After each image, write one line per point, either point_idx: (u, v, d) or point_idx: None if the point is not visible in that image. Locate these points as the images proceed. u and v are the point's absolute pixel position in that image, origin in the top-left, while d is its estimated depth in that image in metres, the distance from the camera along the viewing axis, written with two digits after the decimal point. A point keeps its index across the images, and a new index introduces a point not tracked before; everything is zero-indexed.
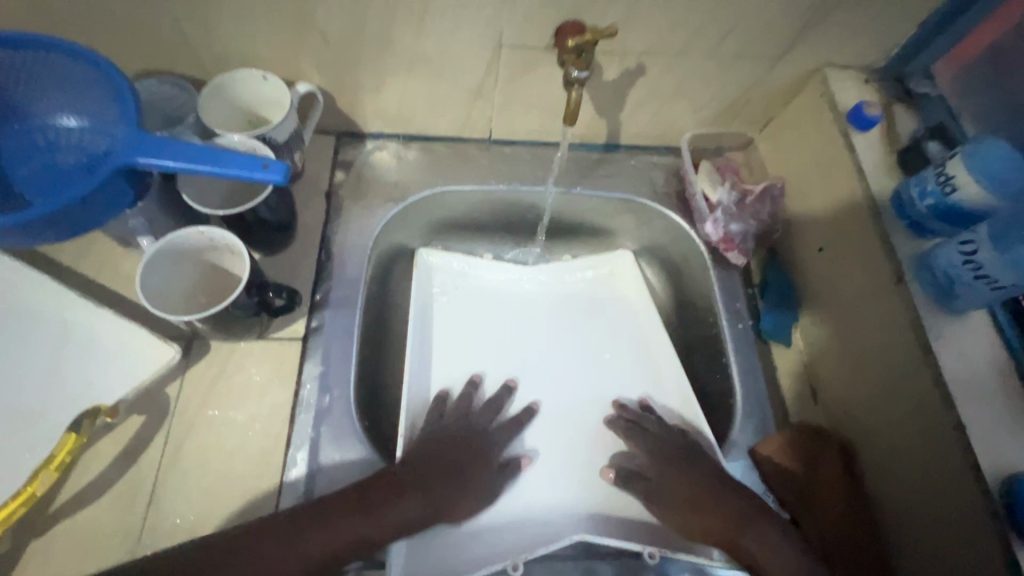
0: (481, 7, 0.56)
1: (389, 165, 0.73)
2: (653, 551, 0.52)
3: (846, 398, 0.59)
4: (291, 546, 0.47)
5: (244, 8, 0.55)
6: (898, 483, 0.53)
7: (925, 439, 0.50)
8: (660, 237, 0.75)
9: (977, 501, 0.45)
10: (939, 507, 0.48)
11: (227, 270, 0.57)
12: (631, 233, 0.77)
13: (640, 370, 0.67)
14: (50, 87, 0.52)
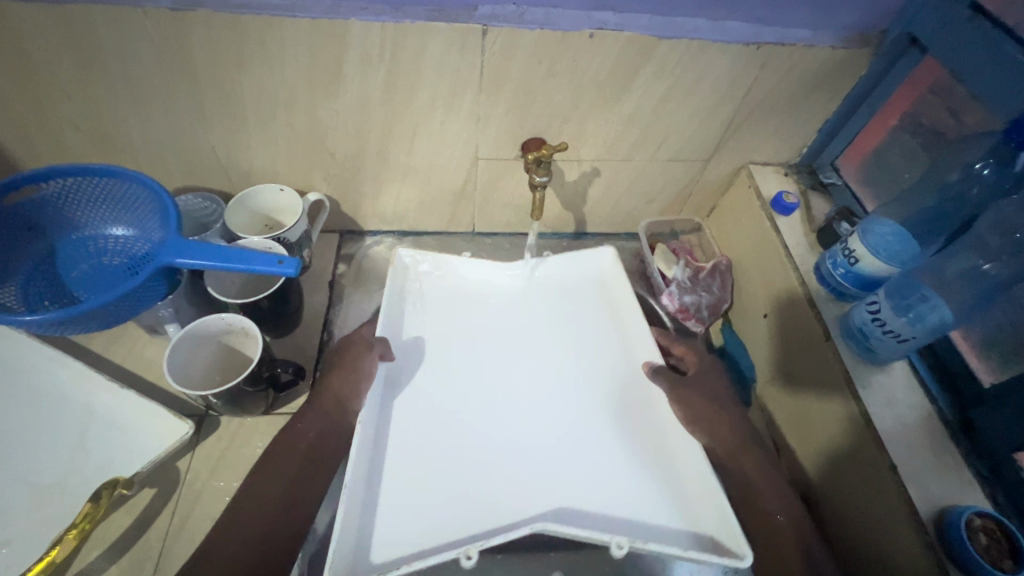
0: (460, 131, 0.70)
1: (386, 257, 0.84)
2: (620, 540, 0.48)
3: (804, 446, 0.65)
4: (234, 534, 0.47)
5: (270, 137, 0.68)
6: (849, 505, 0.58)
7: (865, 463, 0.55)
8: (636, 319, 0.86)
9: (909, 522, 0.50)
10: (883, 520, 0.53)
11: (241, 351, 0.64)
12: None
13: (612, 343, 0.69)
14: (108, 206, 0.63)
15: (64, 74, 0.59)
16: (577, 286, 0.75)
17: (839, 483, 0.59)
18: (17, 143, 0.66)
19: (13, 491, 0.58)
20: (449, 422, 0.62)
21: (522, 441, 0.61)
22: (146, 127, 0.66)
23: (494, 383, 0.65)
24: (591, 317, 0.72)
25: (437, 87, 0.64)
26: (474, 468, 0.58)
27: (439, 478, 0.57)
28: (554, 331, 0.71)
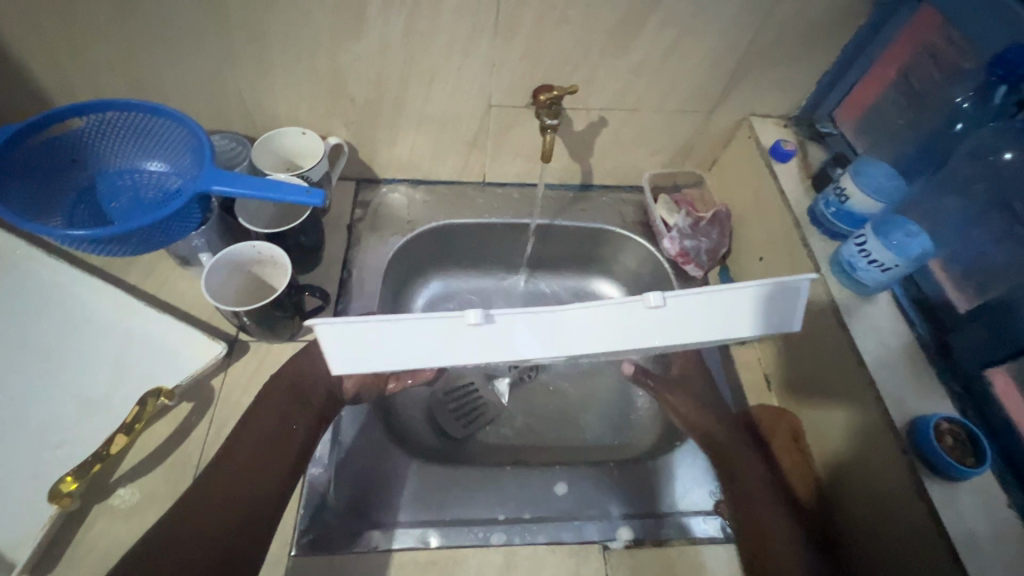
0: (475, 77, 0.73)
1: (401, 204, 0.88)
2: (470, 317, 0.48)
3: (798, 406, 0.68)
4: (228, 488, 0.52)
5: (293, 81, 0.72)
6: (858, 500, 0.59)
7: (871, 440, 0.57)
8: (639, 265, 0.91)
9: (900, 462, 0.53)
10: (892, 518, 0.54)
11: (269, 280, 0.69)
12: (622, 262, 0.92)
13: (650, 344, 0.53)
14: (144, 140, 0.66)
15: (102, 12, 0.62)
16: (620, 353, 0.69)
17: (862, 473, 0.58)
18: (52, 80, 0.69)
19: (60, 402, 0.62)
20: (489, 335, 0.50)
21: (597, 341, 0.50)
22: (177, 68, 0.69)
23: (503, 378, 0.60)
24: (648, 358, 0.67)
25: (455, 32, 0.67)
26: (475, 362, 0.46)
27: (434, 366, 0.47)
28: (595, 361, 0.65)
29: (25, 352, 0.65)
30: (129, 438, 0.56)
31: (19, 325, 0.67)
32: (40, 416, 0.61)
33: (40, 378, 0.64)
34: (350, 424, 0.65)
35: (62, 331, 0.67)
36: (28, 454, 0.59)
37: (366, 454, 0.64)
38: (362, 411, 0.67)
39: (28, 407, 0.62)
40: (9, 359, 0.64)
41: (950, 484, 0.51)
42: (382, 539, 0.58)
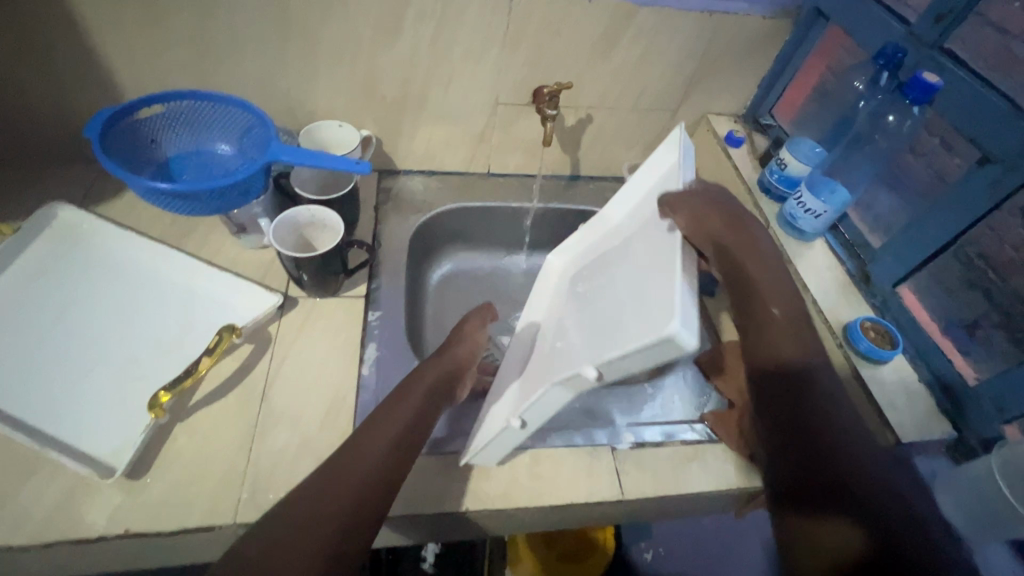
0: (486, 80, 0.89)
1: (418, 189, 1.01)
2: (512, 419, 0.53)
3: None
4: (379, 438, 0.56)
5: (334, 82, 0.86)
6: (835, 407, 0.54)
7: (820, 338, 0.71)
8: None
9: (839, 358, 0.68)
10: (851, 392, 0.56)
11: (318, 242, 0.80)
12: None
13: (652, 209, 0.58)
14: (216, 126, 0.78)
15: (184, 20, 0.75)
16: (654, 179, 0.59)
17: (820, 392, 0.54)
18: (129, 78, 0.81)
19: (140, 343, 0.71)
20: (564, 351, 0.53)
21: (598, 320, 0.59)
22: (237, 67, 0.82)
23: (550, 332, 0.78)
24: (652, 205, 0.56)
25: (472, 41, 0.83)
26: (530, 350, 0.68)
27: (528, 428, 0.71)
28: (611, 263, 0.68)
29: (102, 305, 0.74)
30: (212, 361, 0.66)
31: (94, 284, 0.76)
32: (123, 354, 0.70)
33: (118, 324, 0.73)
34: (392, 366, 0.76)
35: (135, 288, 0.76)
36: (116, 383, 0.67)
37: None
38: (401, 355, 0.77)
39: (109, 347, 0.70)
40: (89, 311, 0.73)
41: (874, 368, 0.67)
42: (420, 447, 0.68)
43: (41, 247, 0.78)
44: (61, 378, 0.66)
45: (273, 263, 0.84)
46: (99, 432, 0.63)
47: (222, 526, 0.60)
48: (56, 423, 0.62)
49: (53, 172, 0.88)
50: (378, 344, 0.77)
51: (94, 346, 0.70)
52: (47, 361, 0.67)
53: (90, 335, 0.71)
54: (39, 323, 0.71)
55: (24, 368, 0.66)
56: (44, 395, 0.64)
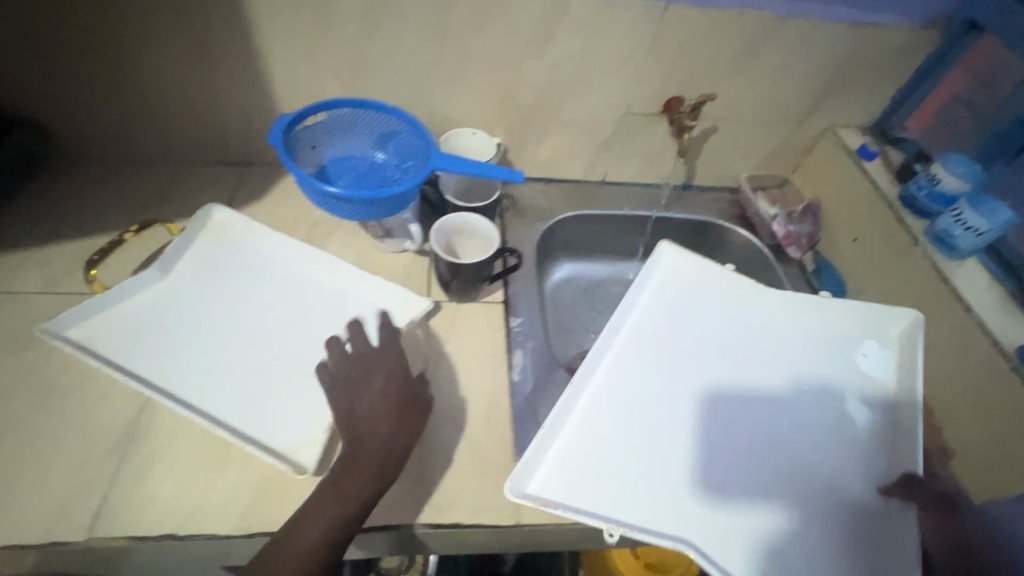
0: (621, 90, 0.89)
1: (537, 196, 1.02)
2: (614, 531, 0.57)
3: None
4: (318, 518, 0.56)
5: (473, 91, 0.87)
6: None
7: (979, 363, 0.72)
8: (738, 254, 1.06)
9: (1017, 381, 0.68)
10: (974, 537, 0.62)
11: (467, 248, 0.82)
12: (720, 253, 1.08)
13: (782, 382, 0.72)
14: (375, 135, 0.80)
15: (347, 30, 0.77)
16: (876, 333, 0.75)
17: None
18: (283, 85, 0.84)
19: (301, 340, 0.75)
20: (659, 466, 0.63)
21: (822, 439, 0.68)
22: (386, 76, 0.84)
23: (693, 363, 0.72)
24: (885, 358, 0.73)
25: (616, 53, 0.84)
26: (709, 432, 0.67)
27: (605, 465, 0.63)
28: (845, 348, 0.74)
29: (263, 304, 0.78)
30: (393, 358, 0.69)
31: (254, 284, 0.79)
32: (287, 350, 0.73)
33: (279, 322, 0.76)
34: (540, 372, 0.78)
35: (291, 289, 0.79)
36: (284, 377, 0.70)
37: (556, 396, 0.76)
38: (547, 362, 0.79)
39: (272, 342, 0.74)
40: (248, 314, 0.76)
41: None
42: None
43: (202, 247, 0.81)
44: (228, 370, 0.70)
45: (415, 267, 0.86)
46: (274, 424, 0.66)
47: (404, 526, 0.62)
48: (233, 412, 0.67)
49: (206, 174, 0.93)
50: (523, 350, 0.79)
51: (257, 341, 0.74)
52: (212, 354, 0.71)
53: (252, 331, 0.75)
54: (207, 318, 0.75)
55: (193, 362, 0.70)
56: (219, 386, 0.68)
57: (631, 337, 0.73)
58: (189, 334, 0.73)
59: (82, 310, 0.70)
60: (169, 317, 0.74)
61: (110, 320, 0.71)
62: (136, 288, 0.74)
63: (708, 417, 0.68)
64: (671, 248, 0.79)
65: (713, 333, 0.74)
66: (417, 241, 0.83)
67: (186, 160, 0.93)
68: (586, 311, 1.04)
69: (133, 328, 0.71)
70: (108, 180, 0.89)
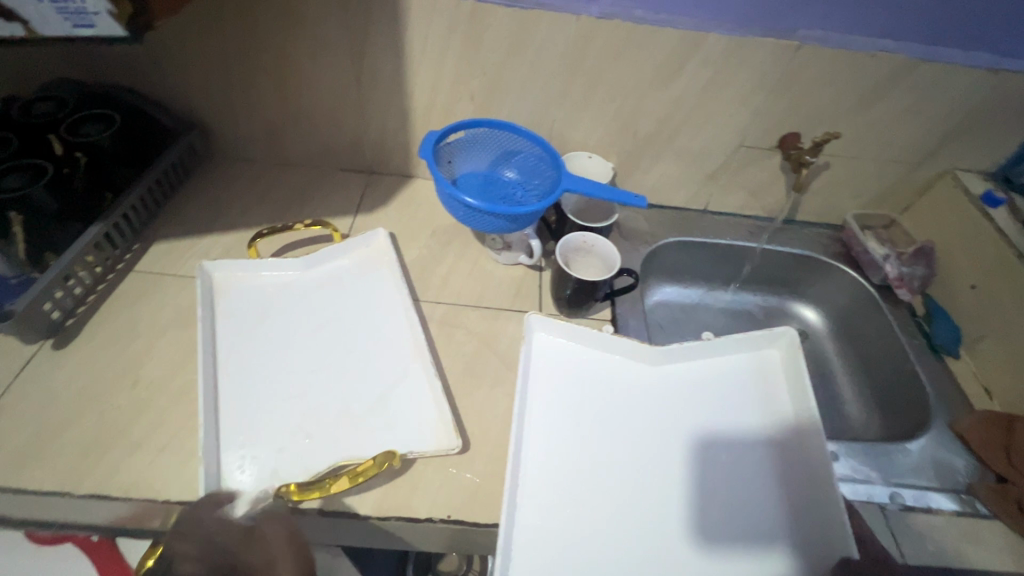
0: (739, 124, 0.91)
1: (640, 220, 1.04)
2: None
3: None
4: None
5: (594, 117, 0.92)
6: None
7: None
8: (839, 292, 1.05)
9: None
10: None
11: (584, 266, 0.87)
12: (819, 289, 1.08)
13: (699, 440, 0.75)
14: (504, 156, 0.86)
15: (489, 57, 0.83)
16: (757, 363, 0.82)
17: None
18: (420, 104, 0.91)
19: (343, 404, 0.72)
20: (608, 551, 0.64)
21: (759, 496, 0.70)
22: (516, 99, 0.89)
23: (610, 430, 0.74)
24: (775, 387, 0.79)
25: (741, 88, 0.86)
26: (652, 498, 0.69)
27: (551, 530, 0.64)
28: (760, 403, 0.78)
29: (343, 350, 0.78)
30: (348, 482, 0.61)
31: (353, 322, 0.82)
32: (324, 410, 0.71)
33: (339, 374, 0.75)
34: None
35: (383, 339, 0.80)
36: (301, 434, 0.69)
37: None
38: None
39: (319, 389, 0.73)
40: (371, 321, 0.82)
41: None
42: None
43: (346, 263, 0.89)
44: (248, 396, 0.72)
45: (527, 282, 0.90)
46: (262, 477, 0.65)
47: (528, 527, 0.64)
48: (237, 439, 0.67)
49: (337, 181, 1.01)
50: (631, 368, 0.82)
51: (305, 382, 0.74)
52: (269, 361, 0.76)
53: (307, 365, 0.76)
54: (289, 330, 0.80)
55: (238, 370, 0.74)
56: (236, 410, 0.70)
57: (544, 393, 0.77)
58: (247, 345, 0.77)
59: (226, 264, 0.84)
60: (286, 300, 0.83)
61: (243, 285, 0.84)
62: (275, 267, 0.85)
63: (657, 467, 0.71)
64: (538, 320, 0.81)
65: (628, 401, 0.77)
66: (535, 256, 0.88)
67: (320, 168, 1.03)
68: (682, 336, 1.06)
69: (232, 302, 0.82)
70: (251, 184, 0.99)
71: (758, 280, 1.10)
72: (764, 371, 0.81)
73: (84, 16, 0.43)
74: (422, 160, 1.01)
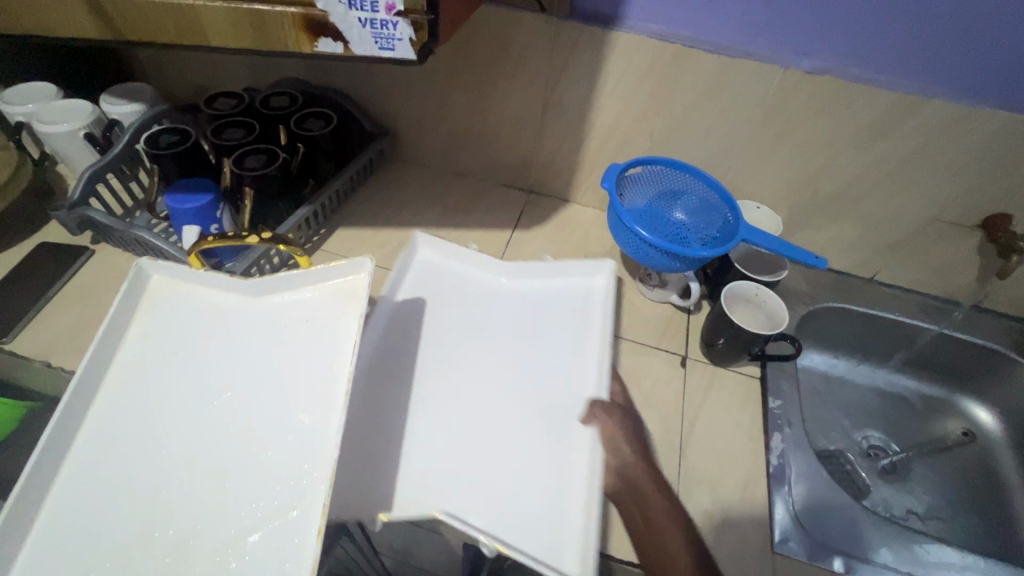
0: (937, 195, 0.85)
1: (797, 279, 0.99)
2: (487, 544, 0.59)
3: None
4: None
5: (772, 169, 0.90)
6: None
7: None
8: None
9: None
10: None
11: (744, 316, 0.85)
12: (999, 392, 0.96)
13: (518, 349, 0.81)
14: (674, 194, 0.87)
15: (680, 101, 0.85)
16: (580, 291, 0.88)
17: None
18: (597, 135, 0.94)
19: (182, 521, 0.53)
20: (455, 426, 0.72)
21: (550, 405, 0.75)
22: (694, 141, 0.90)
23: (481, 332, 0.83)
24: (589, 310, 0.85)
25: (950, 159, 0.80)
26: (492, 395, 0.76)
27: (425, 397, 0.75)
28: (560, 321, 0.84)
29: (213, 427, 0.59)
30: None
31: (251, 385, 0.62)
32: (157, 525, 0.53)
33: (158, 448, 0.57)
34: (798, 461, 0.75)
35: (246, 412, 0.60)
36: (163, 561, 0.51)
37: (811, 494, 0.73)
38: (806, 453, 0.76)
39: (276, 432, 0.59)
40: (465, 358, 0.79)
41: None
42: (850, 566, 0.66)
43: (305, 298, 0.69)
44: (136, 472, 0.56)
45: (674, 321, 0.90)
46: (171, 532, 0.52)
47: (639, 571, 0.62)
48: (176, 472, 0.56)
49: (499, 196, 1.08)
50: (779, 432, 0.77)
51: (158, 462, 0.57)
52: (223, 380, 0.63)
53: (232, 422, 0.59)
54: (263, 354, 0.65)
55: (149, 411, 0.59)
56: (102, 498, 0.54)
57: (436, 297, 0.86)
58: (160, 395, 0.61)
59: (170, 265, 0.68)
60: (197, 328, 0.66)
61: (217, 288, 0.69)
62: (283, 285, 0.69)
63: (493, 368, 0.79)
64: (422, 239, 0.91)
65: (488, 312, 0.85)
66: (690, 299, 0.88)
67: (485, 182, 1.10)
68: (825, 408, 0.98)
69: (183, 323, 0.66)
70: (419, 185, 1.09)
71: (917, 368, 1.01)
72: (587, 298, 0.86)
73: (390, 41, 0.50)
74: (583, 186, 1.04)
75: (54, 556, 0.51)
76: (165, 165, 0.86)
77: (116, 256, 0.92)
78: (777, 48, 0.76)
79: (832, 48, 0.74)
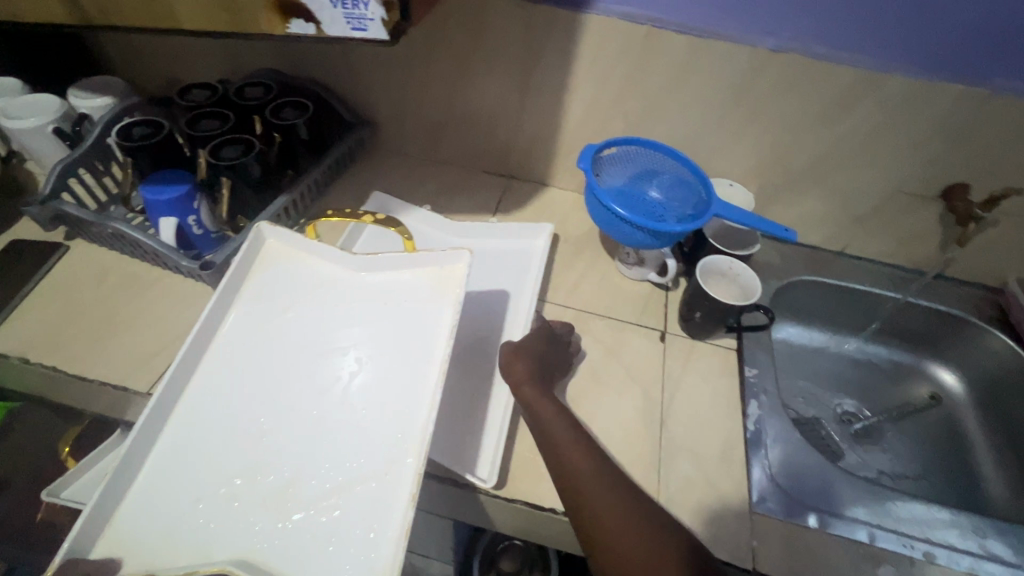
0: (900, 168, 0.88)
1: (770, 254, 1.02)
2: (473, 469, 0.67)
3: None
4: None
5: (744, 147, 0.92)
6: None
7: None
8: (990, 361, 0.96)
9: None
10: None
11: (719, 289, 0.87)
12: (963, 356, 1.00)
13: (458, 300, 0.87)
14: (649, 174, 0.89)
15: (653, 82, 0.87)
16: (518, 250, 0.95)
17: None
18: (573, 119, 0.96)
19: (284, 471, 0.59)
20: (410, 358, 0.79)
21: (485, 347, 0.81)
22: (667, 122, 0.92)
23: None
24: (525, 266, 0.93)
25: (912, 132, 0.83)
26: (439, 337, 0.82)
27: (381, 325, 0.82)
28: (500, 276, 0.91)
29: (319, 388, 0.66)
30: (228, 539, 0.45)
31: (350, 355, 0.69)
32: (262, 473, 0.59)
33: (269, 404, 0.64)
34: (774, 426, 0.78)
35: (354, 382, 0.67)
36: (275, 509, 0.57)
37: (787, 457, 0.76)
38: (781, 419, 0.79)
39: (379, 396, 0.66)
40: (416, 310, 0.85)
41: None
42: (825, 522, 0.69)
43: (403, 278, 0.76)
44: (240, 427, 0.62)
45: (653, 298, 0.92)
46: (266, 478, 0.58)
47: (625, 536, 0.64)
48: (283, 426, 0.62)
49: (479, 182, 1.09)
50: (756, 400, 0.80)
51: (264, 421, 0.63)
52: (327, 345, 0.69)
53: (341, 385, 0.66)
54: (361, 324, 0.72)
55: (252, 375, 0.66)
56: (210, 449, 0.60)
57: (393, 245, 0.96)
58: (264, 360, 0.67)
59: (284, 231, 0.77)
60: (299, 295, 0.73)
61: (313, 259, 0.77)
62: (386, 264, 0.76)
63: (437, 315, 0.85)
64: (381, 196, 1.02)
65: None
66: (667, 275, 0.90)
67: (465, 168, 1.11)
68: (799, 377, 1.02)
69: (285, 288, 0.74)
70: (398, 173, 1.09)
71: (885, 336, 1.05)
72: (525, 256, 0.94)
73: (362, 22, 0.50)
74: (561, 170, 1.05)
75: (167, 488, 0.57)
76: (139, 157, 0.85)
77: (92, 251, 0.91)
78: (745, 28, 0.78)
79: (798, 27, 0.76)
